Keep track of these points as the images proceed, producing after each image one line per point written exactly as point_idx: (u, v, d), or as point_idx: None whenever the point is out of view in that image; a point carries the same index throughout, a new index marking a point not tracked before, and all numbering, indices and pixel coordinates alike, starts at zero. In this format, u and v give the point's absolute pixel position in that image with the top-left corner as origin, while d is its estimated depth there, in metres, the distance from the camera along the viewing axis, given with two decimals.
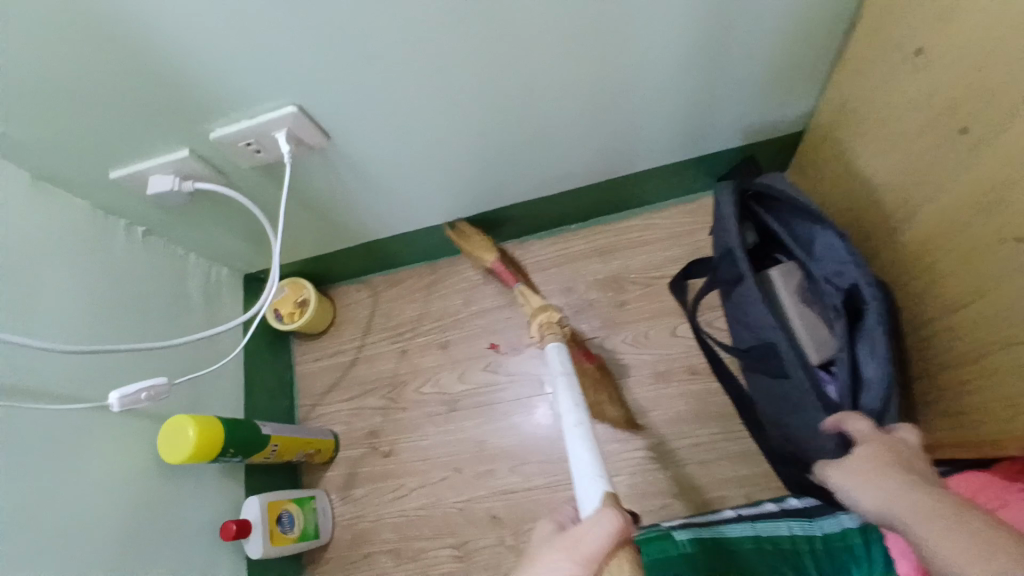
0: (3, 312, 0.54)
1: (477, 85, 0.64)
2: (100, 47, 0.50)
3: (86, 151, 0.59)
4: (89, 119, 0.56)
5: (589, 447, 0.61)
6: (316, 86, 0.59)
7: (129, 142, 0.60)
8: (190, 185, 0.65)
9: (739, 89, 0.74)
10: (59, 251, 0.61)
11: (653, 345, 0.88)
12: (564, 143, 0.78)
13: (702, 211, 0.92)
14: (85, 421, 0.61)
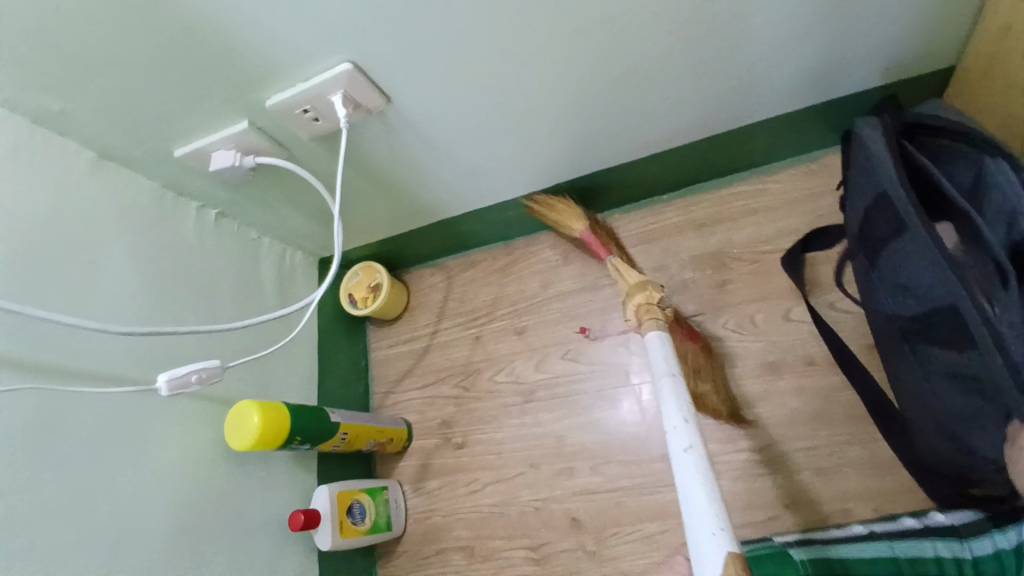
0: (64, 294, 0.53)
1: (548, 28, 0.55)
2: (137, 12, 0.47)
3: (142, 131, 0.58)
4: (139, 96, 0.54)
5: (704, 482, 0.52)
6: (364, 43, 0.53)
7: (184, 119, 0.58)
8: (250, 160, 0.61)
9: (877, 12, 0.59)
10: (123, 233, 0.60)
11: (762, 332, 0.75)
12: (652, 97, 0.67)
13: (824, 172, 0.77)
14: (146, 405, 0.60)
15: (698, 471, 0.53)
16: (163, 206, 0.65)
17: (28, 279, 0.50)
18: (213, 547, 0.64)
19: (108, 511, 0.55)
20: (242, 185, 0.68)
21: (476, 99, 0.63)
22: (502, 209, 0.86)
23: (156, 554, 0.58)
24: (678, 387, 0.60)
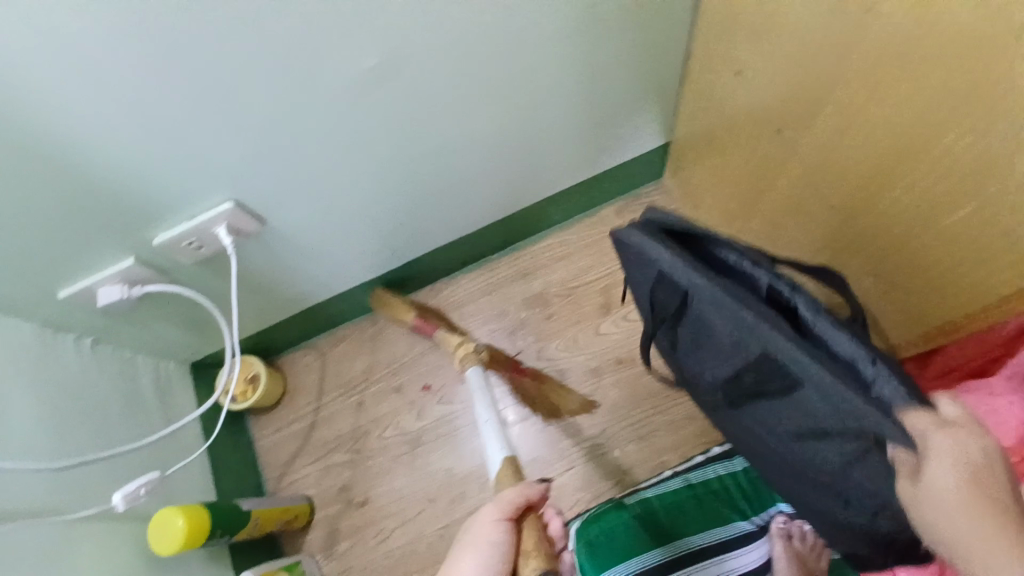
0: None
1: (388, 145, 0.73)
2: (40, 169, 0.55)
3: (29, 274, 0.63)
4: (31, 245, 0.61)
5: (499, 436, 0.77)
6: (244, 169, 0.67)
7: (72, 255, 0.65)
8: (139, 289, 0.70)
9: (611, 119, 0.87)
10: (18, 375, 0.63)
11: (583, 347, 0.99)
12: (472, 186, 0.88)
13: (602, 222, 1.04)
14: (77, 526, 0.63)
15: (495, 431, 0.78)
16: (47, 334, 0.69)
17: None
18: None
19: None
20: (125, 311, 0.74)
21: (331, 201, 0.78)
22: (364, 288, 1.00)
23: None
24: (490, 395, 0.86)
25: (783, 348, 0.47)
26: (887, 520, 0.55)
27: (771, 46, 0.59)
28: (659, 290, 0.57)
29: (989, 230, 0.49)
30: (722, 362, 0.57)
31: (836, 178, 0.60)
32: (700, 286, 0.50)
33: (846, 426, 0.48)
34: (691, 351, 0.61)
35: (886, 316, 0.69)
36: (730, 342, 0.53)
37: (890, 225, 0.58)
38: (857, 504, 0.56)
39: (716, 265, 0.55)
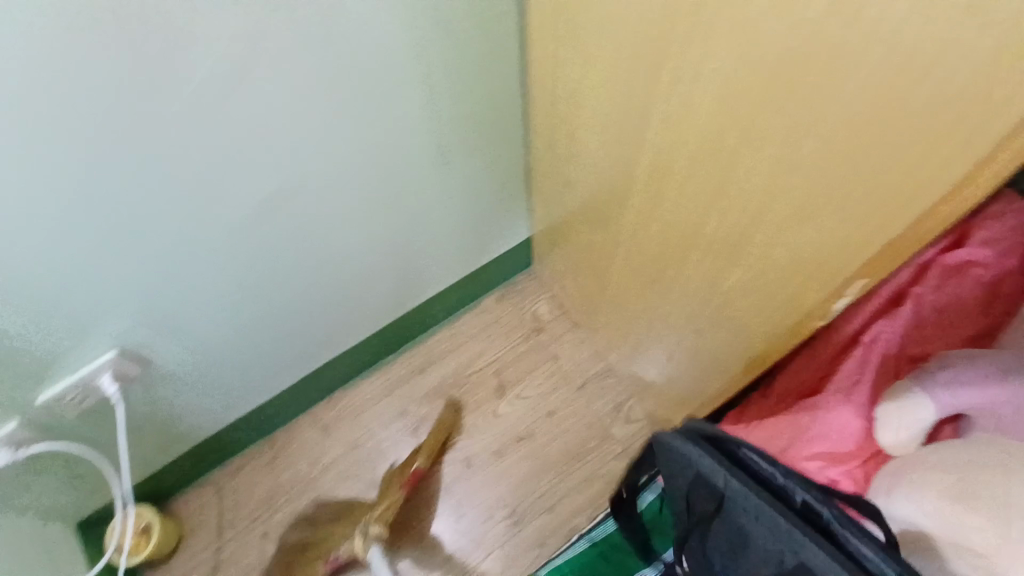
0: None
1: (270, 269, 0.80)
2: None
3: None
4: None
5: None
6: (128, 309, 0.71)
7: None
8: (24, 449, 0.72)
9: (475, 220, 0.99)
10: None
11: (484, 430, 1.06)
12: (355, 296, 0.95)
13: (488, 311, 1.14)
14: None
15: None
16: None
17: None
18: None
19: None
20: (10, 472, 0.74)
21: (215, 329, 0.82)
22: (262, 410, 1.00)
23: None
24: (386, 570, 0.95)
25: (811, 555, 0.55)
26: None
27: (583, 159, 0.75)
28: (697, 484, 0.68)
29: (744, 291, 0.63)
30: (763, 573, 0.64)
31: (653, 256, 0.75)
32: (732, 485, 0.61)
33: None
34: (722, 537, 0.69)
35: (714, 366, 0.82)
36: (766, 545, 0.61)
37: (688, 291, 0.72)
38: None
39: (746, 467, 0.63)
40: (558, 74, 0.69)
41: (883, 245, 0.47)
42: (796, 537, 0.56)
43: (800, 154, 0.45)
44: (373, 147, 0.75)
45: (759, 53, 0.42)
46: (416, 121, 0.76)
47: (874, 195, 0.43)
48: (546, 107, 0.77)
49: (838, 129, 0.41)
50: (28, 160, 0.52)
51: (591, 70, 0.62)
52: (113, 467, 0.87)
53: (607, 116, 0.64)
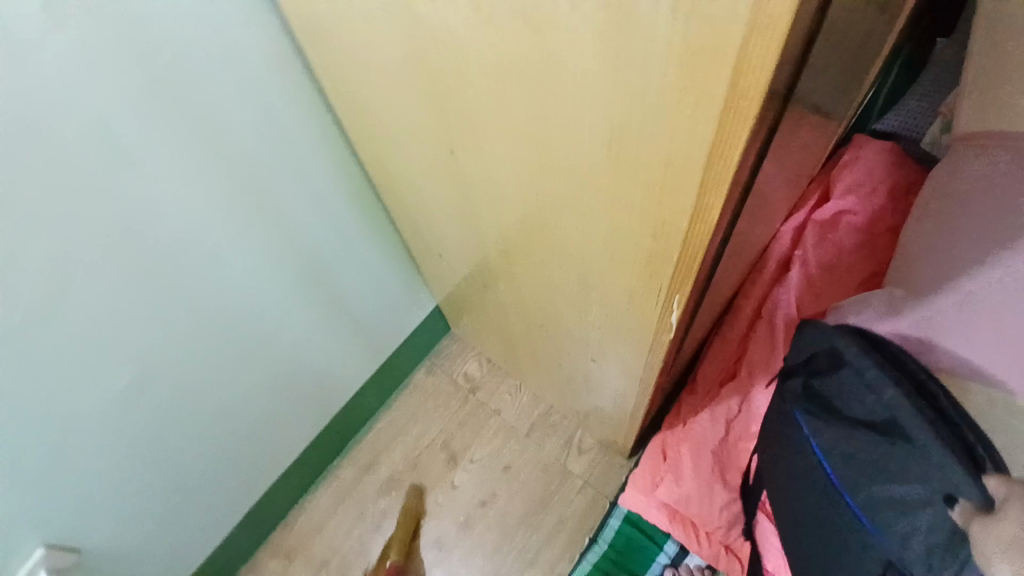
0: None
1: (180, 421, 0.79)
2: None
3: None
4: None
5: None
6: (41, 505, 0.69)
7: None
8: None
9: (376, 311, 1.00)
10: None
11: (447, 506, 1.05)
12: (278, 419, 0.95)
13: (419, 389, 1.15)
14: None
15: None
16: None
17: None
18: None
19: None
20: None
21: (132, 506, 0.79)
22: (214, 562, 0.97)
23: None
24: None
25: (912, 416, 0.64)
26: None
27: (442, 240, 0.78)
28: (821, 355, 0.75)
29: (605, 322, 0.64)
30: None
31: (531, 306, 0.77)
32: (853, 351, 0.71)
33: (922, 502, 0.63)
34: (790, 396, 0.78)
35: (627, 397, 0.83)
36: (873, 403, 0.69)
37: (569, 328, 0.74)
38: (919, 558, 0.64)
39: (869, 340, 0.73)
40: (386, 174, 0.71)
41: (672, 278, 0.46)
42: (902, 406, 0.66)
43: (580, 203, 0.46)
44: (236, 285, 0.75)
45: (508, 122, 0.43)
46: (277, 247, 0.77)
47: (644, 236, 0.44)
48: (393, 200, 0.79)
49: (591, 182, 0.42)
50: None
51: (405, 164, 0.64)
52: None
53: (438, 198, 0.66)
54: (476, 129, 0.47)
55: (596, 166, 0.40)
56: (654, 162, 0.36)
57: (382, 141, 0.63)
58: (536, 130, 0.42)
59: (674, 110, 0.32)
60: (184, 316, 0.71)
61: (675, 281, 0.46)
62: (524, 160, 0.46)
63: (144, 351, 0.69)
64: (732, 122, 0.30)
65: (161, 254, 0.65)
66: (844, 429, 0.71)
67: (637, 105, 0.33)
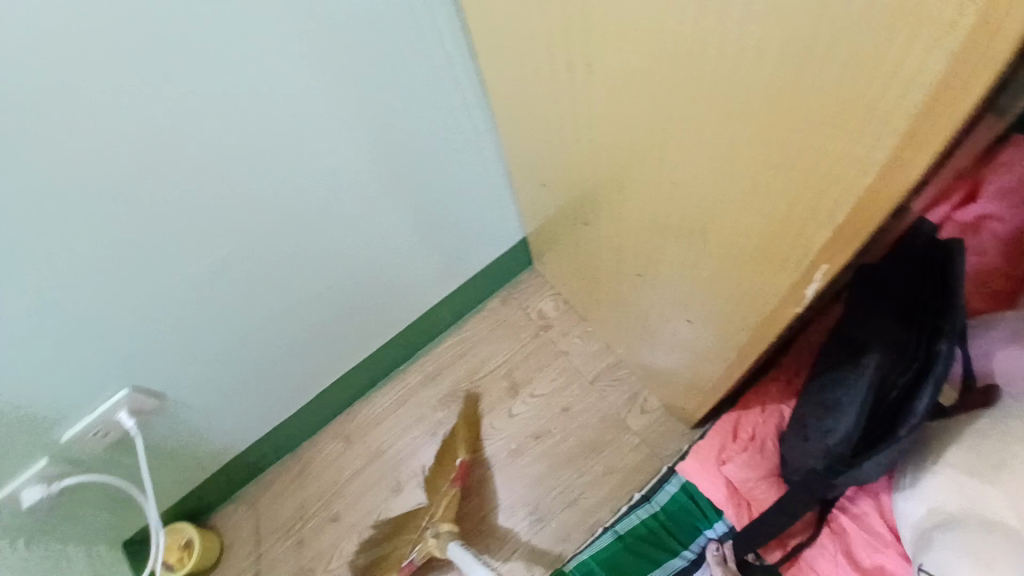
0: None
1: (269, 295, 0.82)
2: None
3: None
4: None
5: (505, 491, 1.02)
6: (133, 353, 0.74)
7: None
8: (57, 484, 0.79)
9: (467, 230, 0.98)
10: None
11: (501, 430, 1.06)
12: (356, 319, 0.96)
13: (491, 313, 1.15)
14: None
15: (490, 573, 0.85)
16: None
17: None
18: None
19: None
20: (50, 505, 0.84)
21: (215, 366, 0.84)
22: (279, 432, 1.04)
23: None
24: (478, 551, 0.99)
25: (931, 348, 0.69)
26: (818, 454, 0.76)
27: (553, 167, 0.73)
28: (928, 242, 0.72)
29: (714, 284, 0.60)
30: (798, 455, 0.79)
31: (630, 253, 0.73)
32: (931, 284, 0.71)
33: (882, 415, 0.71)
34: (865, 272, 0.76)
35: (707, 364, 0.79)
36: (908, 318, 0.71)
37: (668, 283, 0.69)
38: (819, 442, 0.75)
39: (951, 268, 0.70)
40: (511, 86, 0.68)
41: (826, 242, 0.45)
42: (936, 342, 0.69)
43: (731, 146, 0.44)
44: (336, 180, 0.75)
45: (675, 37, 0.41)
46: (381, 145, 0.75)
47: (805, 192, 0.42)
48: (508, 113, 0.74)
49: (755, 117, 0.40)
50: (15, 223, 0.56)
51: (536, 76, 0.61)
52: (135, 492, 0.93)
53: (559, 119, 0.63)
54: (632, 45, 0.46)
55: (767, 102, 0.39)
56: (846, 100, 0.35)
57: (516, 47, 0.60)
58: (704, 55, 0.40)
59: (891, 48, 0.31)
60: (284, 203, 0.72)
61: (832, 240, 0.44)
62: (677, 86, 0.44)
63: (243, 226, 0.71)
64: (970, 52, 0.29)
65: (270, 136, 0.65)
66: (866, 309, 0.74)
67: (845, 33, 0.32)
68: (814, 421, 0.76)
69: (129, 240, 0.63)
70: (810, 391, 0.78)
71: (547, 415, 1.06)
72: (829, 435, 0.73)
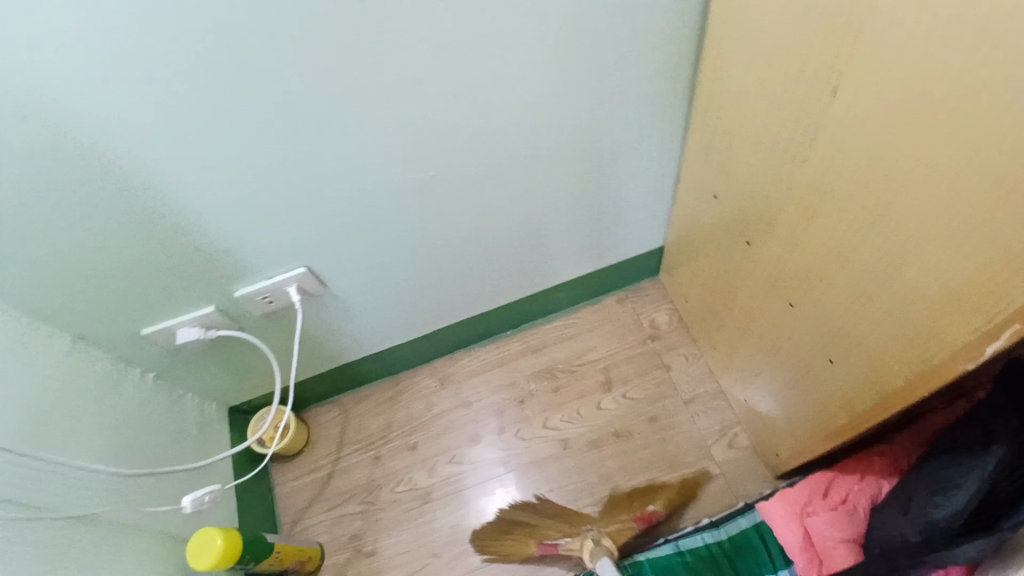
0: (47, 438, 0.72)
1: (437, 234, 0.89)
2: (155, 240, 0.74)
3: (138, 312, 0.82)
4: (142, 284, 0.79)
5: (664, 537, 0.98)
6: (315, 248, 0.83)
7: (146, 300, 0.81)
8: (212, 333, 0.87)
9: (617, 226, 1.02)
10: (80, 402, 0.79)
11: (585, 418, 1.10)
12: (492, 277, 1.03)
13: (604, 309, 1.19)
14: (96, 536, 0.74)
15: None
16: (72, 366, 0.80)
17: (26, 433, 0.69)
18: None
19: None
20: (196, 350, 0.92)
21: (369, 281, 0.92)
22: (388, 355, 1.13)
23: None
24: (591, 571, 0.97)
25: None
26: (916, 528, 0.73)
27: (733, 183, 0.76)
28: None
29: (886, 324, 0.61)
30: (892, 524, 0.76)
31: (786, 280, 0.75)
32: None
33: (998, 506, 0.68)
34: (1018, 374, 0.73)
35: (828, 410, 0.79)
36: None
37: (828, 317, 0.70)
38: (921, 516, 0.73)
39: None
40: (727, 95, 0.71)
41: None
42: None
43: (963, 188, 0.46)
44: (529, 143, 0.80)
45: (941, 75, 0.44)
46: (580, 124, 0.80)
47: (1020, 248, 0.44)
48: (706, 121, 0.78)
49: (1000, 162, 0.43)
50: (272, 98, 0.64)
51: (765, 90, 0.64)
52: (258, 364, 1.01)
53: (772, 136, 0.66)
54: (890, 76, 0.49)
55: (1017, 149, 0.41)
56: None
57: (754, 60, 0.64)
58: (970, 95, 0.43)
59: None
60: (482, 149, 0.79)
61: None
62: (923, 122, 0.47)
63: (444, 158, 0.78)
64: None
65: (497, 81, 0.71)
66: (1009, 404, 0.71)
67: None
68: (923, 497, 0.74)
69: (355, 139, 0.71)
70: (926, 471, 0.76)
71: (637, 420, 1.08)
72: (934, 512, 0.71)
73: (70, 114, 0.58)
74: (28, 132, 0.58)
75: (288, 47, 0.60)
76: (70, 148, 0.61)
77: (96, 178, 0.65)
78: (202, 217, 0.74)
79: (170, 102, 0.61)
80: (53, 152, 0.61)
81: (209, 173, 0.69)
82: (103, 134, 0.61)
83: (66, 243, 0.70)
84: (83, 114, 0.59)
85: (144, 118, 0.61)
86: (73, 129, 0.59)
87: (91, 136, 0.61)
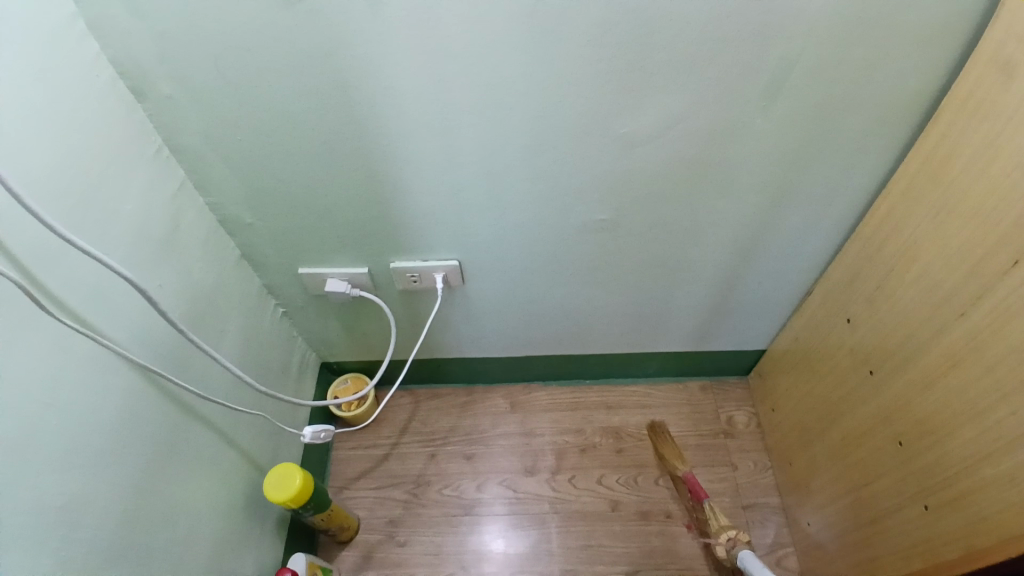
0: (199, 332, 0.80)
1: (579, 275, 0.95)
2: (349, 202, 0.82)
3: (303, 254, 0.92)
4: (321, 234, 0.88)
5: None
6: (472, 251, 0.91)
7: (316, 245, 0.90)
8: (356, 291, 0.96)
9: (731, 318, 1.07)
10: (230, 312, 0.87)
11: (641, 489, 1.11)
12: (602, 325, 1.08)
13: (685, 390, 1.23)
14: (203, 433, 0.80)
15: None
16: (236, 280, 0.90)
17: (186, 320, 0.77)
18: (187, 553, 0.76)
19: (160, 502, 0.72)
20: (330, 302, 1.01)
21: (500, 291, 0.99)
22: (477, 364, 1.19)
23: (168, 553, 0.73)
24: None
25: None
26: None
27: (879, 313, 0.80)
28: None
29: (993, 490, 0.62)
30: None
31: (900, 419, 0.77)
32: None
33: None
34: None
35: (894, 557, 0.79)
36: None
37: (939, 469, 0.70)
38: None
39: None
40: (900, 234, 0.76)
41: None
42: None
43: None
44: (697, 225, 0.86)
45: None
46: (746, 221, 0.86)
47: None
48: (868, 251, 0.83)
49: None
50: (508, 125, 0.71)
51: (949, 240, 0.68)
52: (369, 331, 1.09)
53: (941, 284, 0.69)
54: None
55: None
56: None
57: (946, 213, 0.68)
58: None
59: None
60: (657, 218, 0.85)
61: None
62: None
63: (620, 209, 0.83)
64: None
65: (700, 159, 0.76)
66: None
67: None
68: None
69: (558, 169, 0.77)
70: None
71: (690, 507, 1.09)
72: None
73: (354, 87, 0.66)
74: (310, 85, 0.66)
75: (544, 93, 0.67)
76: (333, 106, 0.69)
77: (337, 143, 0.73)
78: (399, 193, 0.81)
79: (430, 105, 0.68)
80: (319, 108, 0.69)
81: (430, 167, 0.77)
82: (364, 106, 0.69)
83: (286, 181, 0.79)
84: (358, 91, 0.67)
85: (398, 107, 0.69)
86: (345, 93, 0.67)
87: (353, 109, 0.69)
